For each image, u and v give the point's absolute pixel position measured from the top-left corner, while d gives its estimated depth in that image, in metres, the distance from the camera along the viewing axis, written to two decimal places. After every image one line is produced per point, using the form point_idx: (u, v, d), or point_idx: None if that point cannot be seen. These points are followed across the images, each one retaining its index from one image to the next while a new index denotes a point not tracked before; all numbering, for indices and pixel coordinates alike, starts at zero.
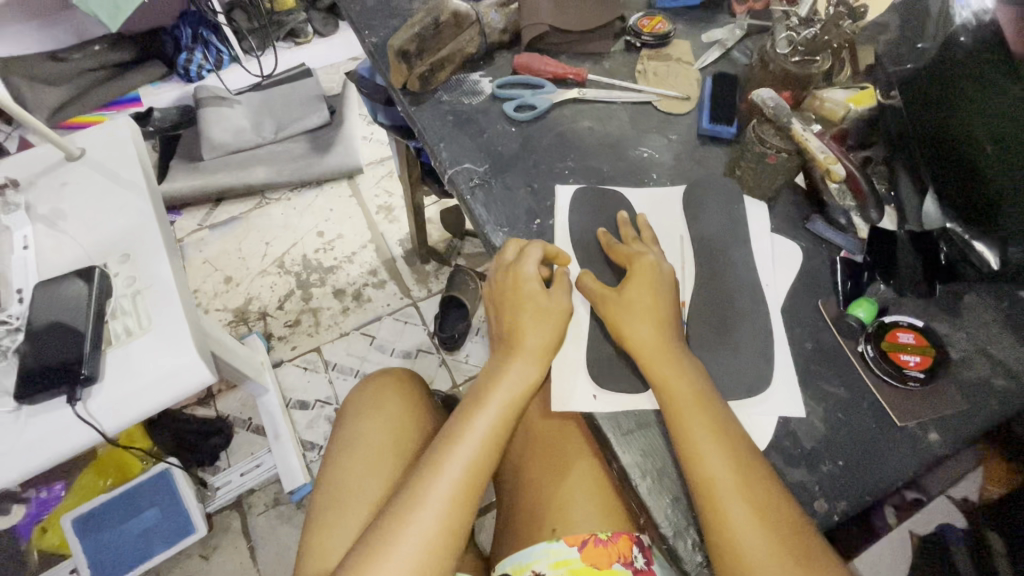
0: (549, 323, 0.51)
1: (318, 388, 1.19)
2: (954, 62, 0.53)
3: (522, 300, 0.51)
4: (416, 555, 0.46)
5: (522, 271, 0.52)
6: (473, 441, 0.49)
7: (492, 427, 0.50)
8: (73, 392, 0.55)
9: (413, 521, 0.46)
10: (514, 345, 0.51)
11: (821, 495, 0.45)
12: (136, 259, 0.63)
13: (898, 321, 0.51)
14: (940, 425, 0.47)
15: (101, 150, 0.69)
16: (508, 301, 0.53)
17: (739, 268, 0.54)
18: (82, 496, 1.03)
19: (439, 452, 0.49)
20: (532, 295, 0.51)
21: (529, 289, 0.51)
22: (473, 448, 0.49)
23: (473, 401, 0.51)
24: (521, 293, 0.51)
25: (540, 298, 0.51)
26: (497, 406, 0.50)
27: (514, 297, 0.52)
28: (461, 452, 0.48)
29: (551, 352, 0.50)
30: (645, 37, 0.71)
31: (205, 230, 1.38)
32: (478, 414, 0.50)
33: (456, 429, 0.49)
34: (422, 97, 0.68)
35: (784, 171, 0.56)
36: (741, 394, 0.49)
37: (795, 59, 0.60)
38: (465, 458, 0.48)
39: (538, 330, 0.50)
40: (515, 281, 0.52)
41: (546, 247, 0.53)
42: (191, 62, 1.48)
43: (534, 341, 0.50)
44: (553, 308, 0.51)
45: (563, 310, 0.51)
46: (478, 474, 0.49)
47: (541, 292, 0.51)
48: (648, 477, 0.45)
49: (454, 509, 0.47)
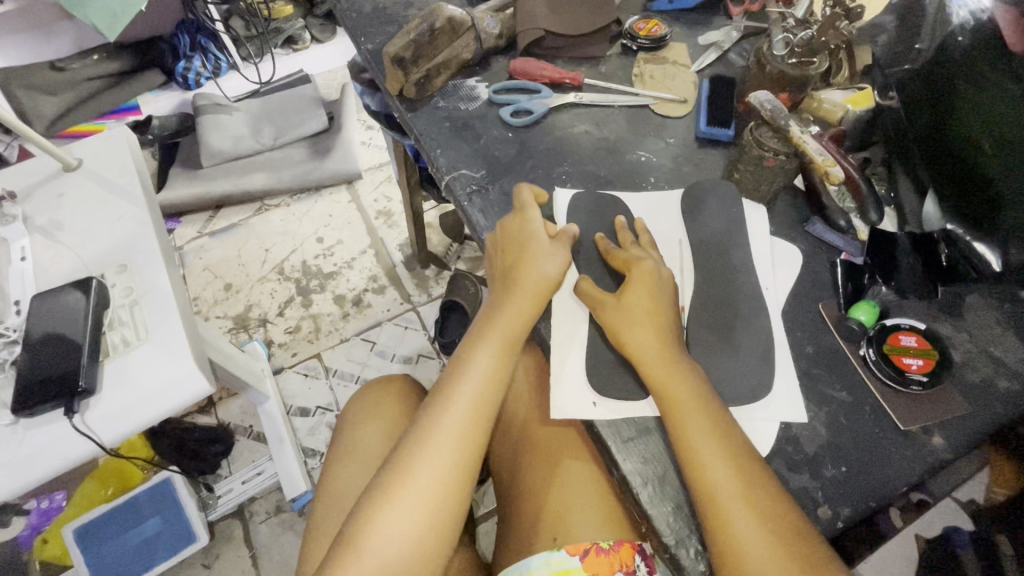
0: (546, 279, 0.52)
1: (320, 395, 1.18)
2: (953, 62, 0.53)
3: (525, 245, 0.54)
4: (416, 519, 0.46)
5: (525, 217, 0.55)
6: (465, 405, 0.49)
7: (482, 391, 0.50)
8: (70, 404, 0.55)
9: (410, 485, 0.47)
10: (512, 289, 0.53)
11: (825, 502, 0.44)
12: (133, 270, 0.63)
13: (898, 324, 0.50)
14: (943, 429, 0.47)
15: (99, 161, 0.69)
16: (507, 254, 0.55)
17: (738, 272, 0.54)
18: (84, 505, 1.02)
19: (431, 418, 0.49)
20: (534, 245, 0.53)
21: (533, 237, 0.54)
22: (466, 412, 0.49)
23: (463, 369, 0.51)
24: (527, 237, 0.54)
25: (539, 243, 0.53)
26: (487, 371, 0.51)
27: (515, 246, 0.55)
28: (454, 416, 0.49)
29: (548, 292, 0.52)
30: (641, 41, 0.71)
31: (204, 238, 1.38)
32: (469, 379, 0.50)
33: (448, 395, 0.50)
34: (418, 104, 0.68)
35: (784, 173, 0.55)
36: (744, 400, 0.48)
37: (792, 61, 0.59)
38: (457, 423, 0.49)
39: (532, 290, 0.52)
40: (524, 223, 0.55)
41: (534, 189, 0.58)
42: (189, 69, 1.47)
43: (532, 287, 0.52)
44: (544, 274, 0.52)
45: (563, 258, 0.53)
46: (474, 439, 0.49)
47: (545, 236, 0.54)
48: (650, 485, 0.45)
49: (452, 474, 0.48)
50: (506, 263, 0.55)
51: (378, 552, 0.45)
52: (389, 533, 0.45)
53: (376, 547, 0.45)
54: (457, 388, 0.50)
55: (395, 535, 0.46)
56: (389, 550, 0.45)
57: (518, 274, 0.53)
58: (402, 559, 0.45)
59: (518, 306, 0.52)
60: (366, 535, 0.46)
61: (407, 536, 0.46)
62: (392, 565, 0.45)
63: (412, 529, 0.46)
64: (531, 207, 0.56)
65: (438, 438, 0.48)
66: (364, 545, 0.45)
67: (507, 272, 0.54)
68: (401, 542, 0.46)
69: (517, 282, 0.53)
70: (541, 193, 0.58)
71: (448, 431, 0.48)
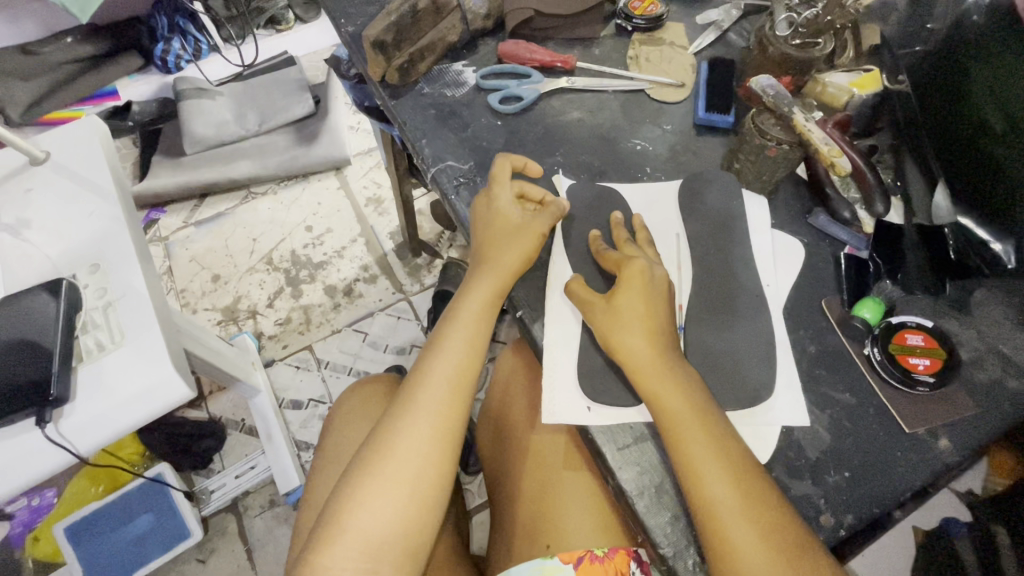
0: (515, 260, 0.50)
1: (311, 387, 1.16)
2: (960, 44, 0.51)
3: (496, 227, 0.52)
4: (397, 501, 0.45)
5: (498, 200, 0.53)
6: (440, 381, 0.49)
7: (457, 368, 0.49)
8: (42, 414, 0.52)
9: (389, 464, 0.46)
10: (485, 269, 0.51)
11: (828, 509, 0.43)
12: (106, 269, 0.59)
13: (905, 322, 0.48)
14: (949, 430, 0.45)
15: (65, 153, 0.64)
16: (480, 230, 0.53)
17: (739, 268, 0.52)
18: (75, 503, 1.00)
19: (408, 395, 0.49)
20: (505, 225, 0.52)
21: (505, 214, 0.52)
22: (440, 388, 0.48)
23: (437, 348, 0.50)
24: (495, 222, 0.52)
25: (511, 223, 0.52)
26: (462, 348, 0.50)
27: (488, 225, 0.52)
28: (429, 393, 0.48)
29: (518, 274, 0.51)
30: (637, 21, 0.67)
31: (190, 228, 1.34)
32: (442, 358, 0.49)
33: (422, 376, 0.49)
34: (402, 90, 0.64)
35: (786, 163, 0.52)
36: (744, 405, 0.46)
37: (796, 42, 0.57)
38: (432, 401, 0.48)
39: (501, 271, 0.50)
40: (502, 207, 0.52)
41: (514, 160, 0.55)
42: (169, 52, 1.41)
43: (501, 264, 0.51)
44: (511, 251, 0.51)
45: (539, 226, 0.51)
46: (452, 417, 0.48)
47: (514, 213, 0.52)
48: (645, 495, 0.43)
49: (430, 454, 0.47)
50: (478, 245, 0.53)
51: (362, 530, 0.44)
52: (373, 512, 0.45)
53: (358, 532, 0.44)
54: (430, 368, 0.49)
55: (379, 515, 0.45)
56: (373, 532, 0.44)
57: (489, 252, 0.51)
58: (387, 537, 0.45)
59: (487, 283, 0.51)
60: (347, 519, 0.45)
61: (391, 517, 0.45)
62: (376, 547, 0.44)
63: (397, 499, 0.45)
64: (499, 172, 0.54)
65: (414, 417, 0.47)
66: (348, 525, 0.45)
67: (478, 252, 0.53)
68: (385, 524, 0.45)
69: (487, 260, 0.51)
70: (535, 166, 0.55)
71: (424, 412, 0.48)
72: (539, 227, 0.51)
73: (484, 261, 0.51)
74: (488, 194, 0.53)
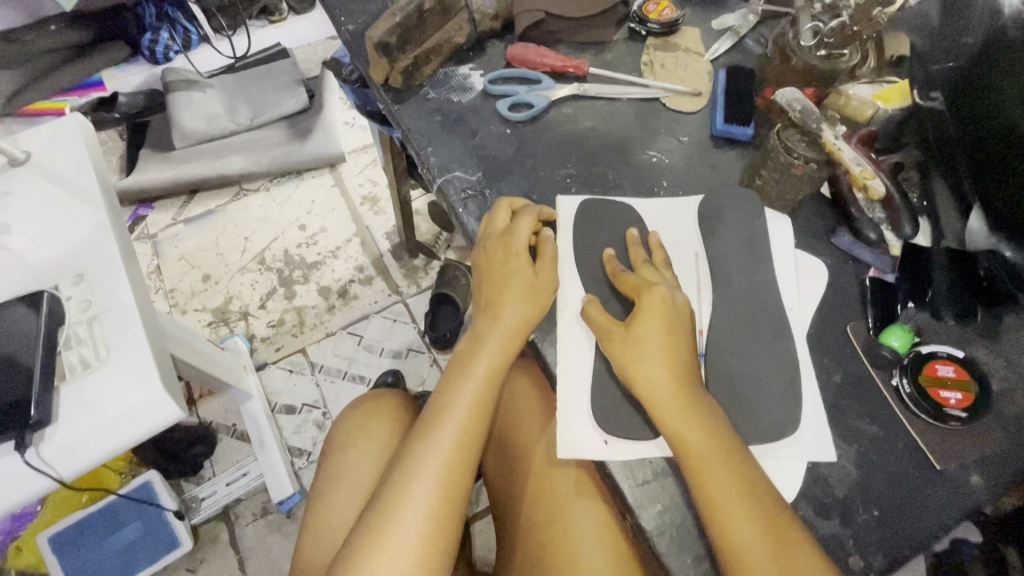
0: (525, 308, 0.48)
1: (306, 392, 1.13)
2: (992, 61, 0.47)
3: (509, 270, 0.49)
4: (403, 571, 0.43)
5: (508, 239, 0.49)
6: (448, 442, 0.46)
7: (466, 428, 0.47)
8: (21, 438, 0.48)
9: (397, 532, 0.43)
10: (494, 316, 0.48)
11: (857, 550, 0.41)
12: (90, 279, 0.55)
13: (935, 352, 0.46)
14: (981, 466, 0.43)
15: (46, 153, 0.60)
16: (489, 275, 0.50)
17: (758, 290, 0.49)
18: (59, 512, 0.96)
19: (415, 456, 0.46)
20: (515, 267, 0.49)
21: (515, 256, 0.49)
22: (449, 450, 0.46)
23: (444, 405, 0.47)
24: (506, 264, 0.49)
25: (523, 268, 0.48)
26: (470, 408, 0.47)
27: (498, 266, 0.49)
28: (439, 453, 0.46)
29: (528, 321, 0.48)
30: (651, 25, 0.64)
31: (179, 225, 1.29)
32: (451, 414, 0.47)
33: (430, 433, 0.46)
34: (405, 94, 0.61)
35: (811, 182, 0.50)
36: (768, 438, 0.44)
37: (822, 53, 0.54)
38: (441, 462, 0.45)
39: (511, 318, 0.48)
40: (510, 248, 0.49)
41: (537, 211, 0.51)
42: (157, 41, 1.35)
43: (511, 317, 0.48)
44: (523, 300, 0.48)
45: (549, 285, 0.48)
46: (460, 476, 0.46)
47: (525, 254, 0.49)
48: (667, 534, 0.41)
49: (438, 518, 0.44)
50: (486, 288, 0.50)
51: None
52: None
53: None
54: (439, 423, 0.47)
55: None
56: None
57: (497, 303, 0.48)
58: None
59: (497, 333, 0.48)
60: None
61: None
62: None
63: (403, 569, 0.43)
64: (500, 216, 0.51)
65: (421, 479, 0.45)
66: None
67: (488, 301, 0.49)
68: None
69: (497, 308, 0.48)
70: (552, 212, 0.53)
71: (432, 473, 0.45)
72: (548, 277, 0.49)
73: (492, 309, 0.49)
74: (488, 227, 0.51)
